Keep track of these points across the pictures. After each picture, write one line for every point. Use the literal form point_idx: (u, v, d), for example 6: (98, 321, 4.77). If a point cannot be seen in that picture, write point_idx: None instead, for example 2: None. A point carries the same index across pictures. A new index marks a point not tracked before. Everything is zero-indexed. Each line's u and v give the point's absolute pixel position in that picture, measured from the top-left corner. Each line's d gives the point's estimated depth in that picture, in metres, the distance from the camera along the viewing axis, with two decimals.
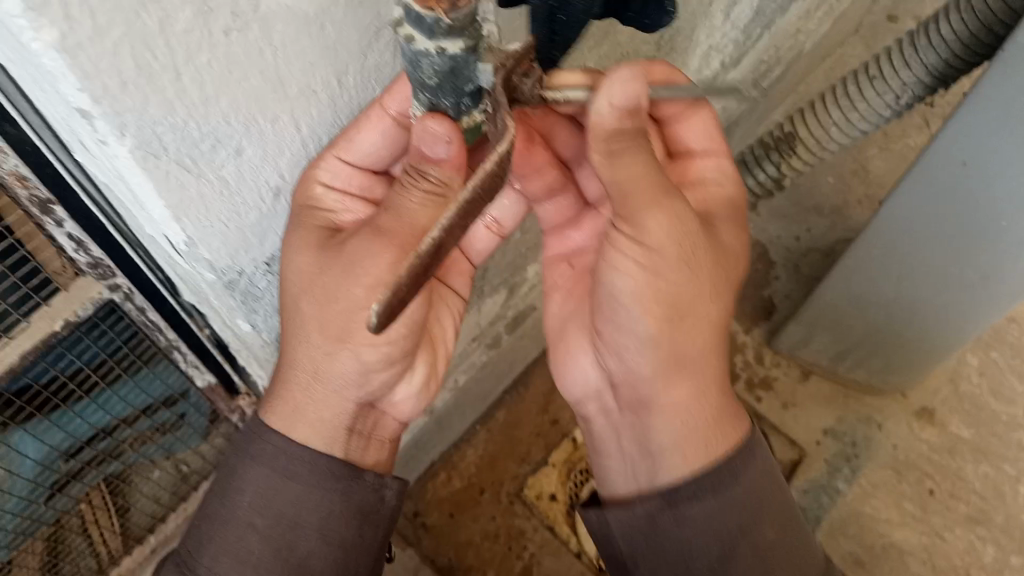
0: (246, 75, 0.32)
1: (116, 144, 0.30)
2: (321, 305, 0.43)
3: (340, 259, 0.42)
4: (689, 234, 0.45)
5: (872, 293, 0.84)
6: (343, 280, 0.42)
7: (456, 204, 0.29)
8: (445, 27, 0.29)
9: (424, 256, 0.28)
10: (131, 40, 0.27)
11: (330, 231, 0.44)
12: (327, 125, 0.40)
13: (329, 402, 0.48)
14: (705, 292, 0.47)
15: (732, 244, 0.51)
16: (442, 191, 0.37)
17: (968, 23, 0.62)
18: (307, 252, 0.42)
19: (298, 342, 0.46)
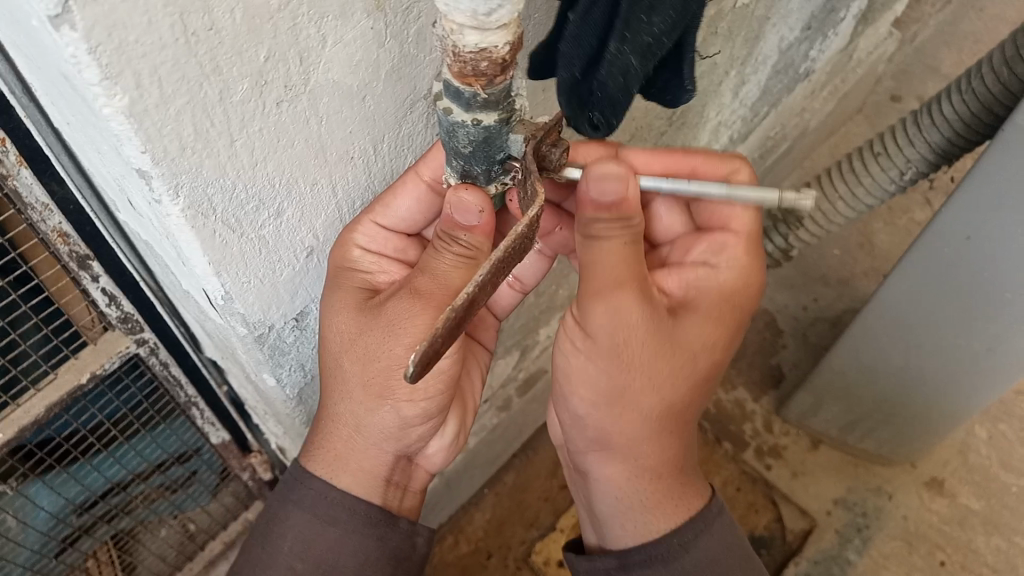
0: (291, 141, 0.34)
1: (169, 204, 0.32)
2: (363, 364, 0.45)
3: (378, 323, 0.44)
4: (639, 321, 0.44)
5: (880, 363, 0.85)
6: (383, 341, 0.44)
7: (491, 261, 0.31)
8: (481, 100, 0.31)
9: (458, 310, 0.29)
10: (192, 107, 0.29)
11: (367, 293, 0.46)
12: (362, 190, 0.42)
13: (369, 454, 0.49)
14: (659, 380, 0.46)
15: (709, 334, 0.47)
16: (475, 252, 0.39)
17: (969, 102, 0.65)
18: (345, 313, 0.45)
19: (339, 397, 0.47)
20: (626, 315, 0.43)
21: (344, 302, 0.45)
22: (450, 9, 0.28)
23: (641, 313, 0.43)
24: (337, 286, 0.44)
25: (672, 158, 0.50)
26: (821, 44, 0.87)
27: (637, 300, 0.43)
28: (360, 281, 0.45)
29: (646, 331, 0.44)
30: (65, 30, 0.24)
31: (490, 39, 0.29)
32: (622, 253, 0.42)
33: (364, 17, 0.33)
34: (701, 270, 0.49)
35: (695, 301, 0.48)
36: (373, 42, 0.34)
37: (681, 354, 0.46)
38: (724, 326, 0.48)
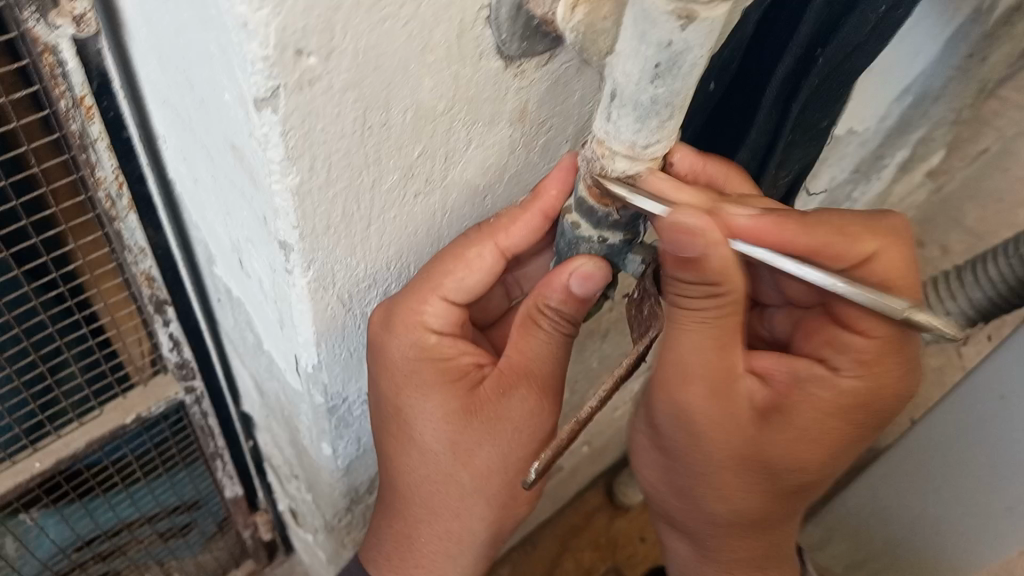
0: (414, 230, 0.35)
1: (298, 275, 0.33)
2: (468, 450, 0.42)
3: (485, 410, 0.41)
4: (723, 434, 0.39)
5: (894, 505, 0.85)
6: (495, 424, 0.41)
7: (608, 383, 0.33)
8: (612, 221, 0.33)
9: (580, 422, 0.32)
10: (347, 192, 0.31)
11: (455, 376, 0.41)
12: (421, 252, 0.37)
13: (471, 530, 0.45)
14: (734, 484, 0.42)
15: (805, 428, 0.41)
16: (571, 325, 0.38)
17: (1016, 268, 0.68)
18: (439, 396, 0.41)
19: (444, 483, 0.43)
20: (710, 431, 0.39)
21: (439, 392, 0.41)
22: (609, 136, 0.29)
23: (716, 418, 0.38)
24: (420, 372, 0.40)
25: (810, 225, 0.36)
26: (865, 186, 0.90)
27: (714, 410, 0.38)
28: (446, 362, 0.41)
29: (727, 444, 0.40)
30: (268, 111, 0.26)
31: (637, 168, 0.30)
32: (708, 336, 0.34)
33: (506, 126, 0.34)
34: (820, 368, 0.41)
35: (797, 408, 0.40)
36: (509, 149, 0.36)
37: (762, 463, 0.41)
38: (836, 437, 0.41)
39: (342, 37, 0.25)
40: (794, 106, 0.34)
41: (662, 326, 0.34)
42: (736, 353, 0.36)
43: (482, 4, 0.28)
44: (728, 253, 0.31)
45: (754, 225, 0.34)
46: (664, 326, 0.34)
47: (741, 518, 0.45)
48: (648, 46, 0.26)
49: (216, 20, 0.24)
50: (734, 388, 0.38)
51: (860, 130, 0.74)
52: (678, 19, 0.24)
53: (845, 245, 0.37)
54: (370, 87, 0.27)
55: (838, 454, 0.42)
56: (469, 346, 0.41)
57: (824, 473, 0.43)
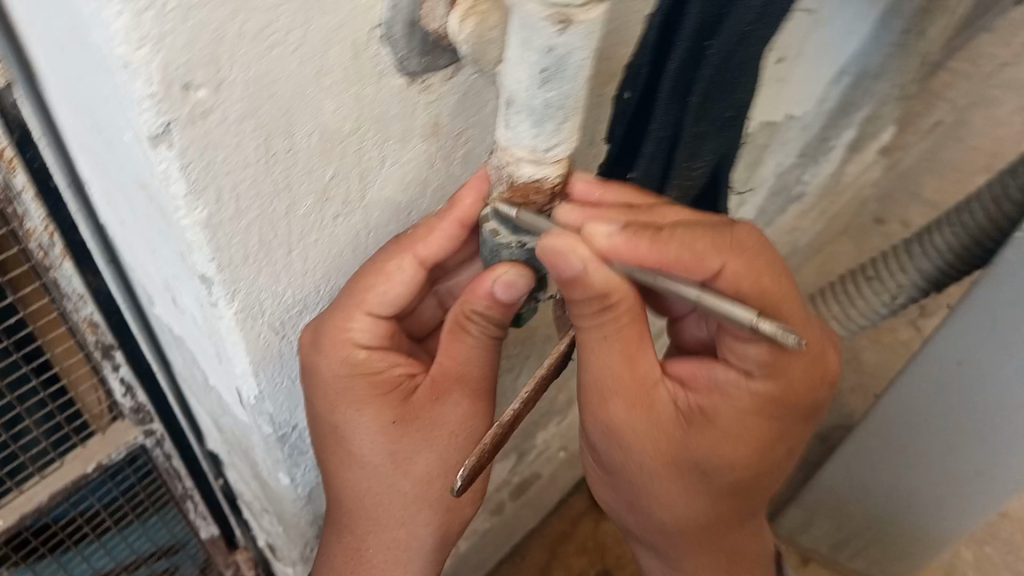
0: (340, 251, 0.36)
1: (224, 307, 0.33)
2: (404, 461, 0.42)
3: (421, 417, 0.41)
4: (648, 444, 0.40)
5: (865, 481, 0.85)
6: (428, 432, 0.41)
7: (529, 388, 0.34)
8: (528, 225, 0.33)
9: (503, 427, 0.32)
10: (261, 220, 0.31)
11: (391, 387, 0.41)
12: (345, 273, 0.37)
13: (416, 539, 0.45)
14: (673, 495, 0.42)
15: (737, 431, 0.39)
16: (499, 329, 0.38)
17: (959, 237, 0.69)
18: (372, 411, 0.41)
19: (383, 495, 0.43)
20: (634, 443, 0.40)
21: (370, 408, 0.40)
22: (511, 143, 0.30)
23: (641, 430, 0.39)
24: (354, 388, 0.40)
25: (679, 233, 0.34)
26: (814, 169, 0.92)
27: (636, 423, 0.39)
28: (376, 374, 0.40)
29: (653, 453, 0.40)
30: (164, 147, 0.26)
31: (544, 171, 0.31)
32: (614, 348, 0.36)
33: (420, 142, 0.35)
34: (731, 372, 0.38)
35: (720, 414, 0.39)
36: (428, 164, 0.36)
37: (698, 472, 0.41)
38: (764, 439, 0.40)
39: (230, 68, 0.26)
40: (693, 97, 0.34)
41: (583, 325, 0.34)
42: (646, 362, 0.38)
43: (373, 23, 0.29)
44: (608, 273, 0.33)
45: (622, 243, 0.32)
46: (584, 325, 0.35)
47: (694, 528, 0.45)
48: (533, 51, 0.26)
49: (104, 64, 0.25)
50: (654, 397, 0.39)
51: (799, 114, 0.76)
52: (554, 25, 0.25)
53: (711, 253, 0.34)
54: (269, 114, 0.28)
55: (771, 452, 0.41)
56: (401, 357, 0.41)
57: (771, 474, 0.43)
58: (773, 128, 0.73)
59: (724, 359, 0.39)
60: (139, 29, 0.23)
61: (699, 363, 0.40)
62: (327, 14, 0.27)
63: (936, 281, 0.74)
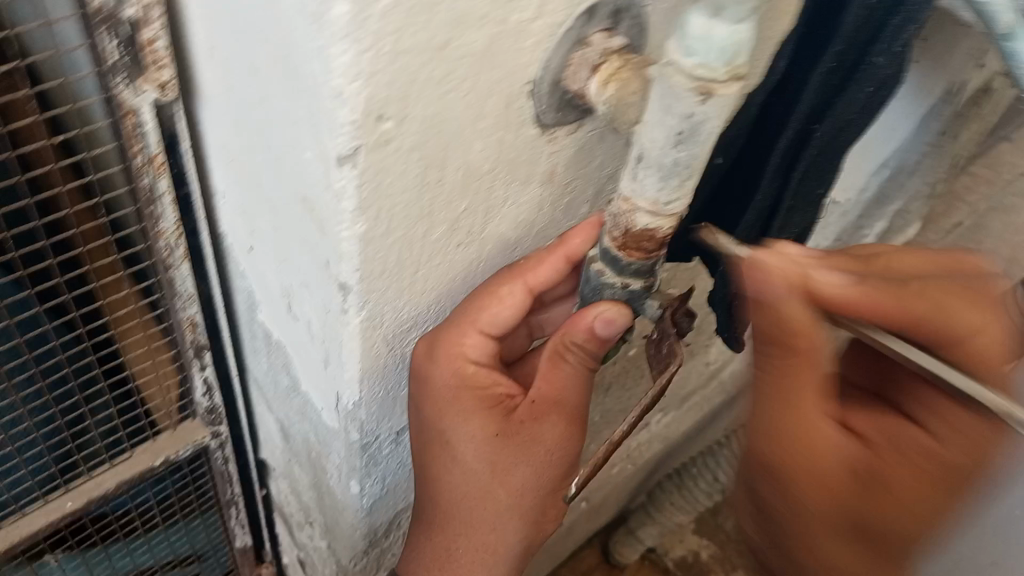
0: (455, 278, 0.40)
1: (354, 314, 0.36)
2: (497, 471, 0.44)
3: (520, 434, 0.44)
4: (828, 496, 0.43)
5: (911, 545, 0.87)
6: (524, 451, 0.44)
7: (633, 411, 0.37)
8: (634, 268, 0.37)
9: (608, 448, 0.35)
10: (403, 239, 0.35)
11: (493, 405, 0.44)
12: (458, 292, 0.41)
13: (499, 547, 0.47)
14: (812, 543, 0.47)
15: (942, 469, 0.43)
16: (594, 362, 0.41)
17: None
18: (473, 421, 0.43)
19: (474, 503, 0.45)
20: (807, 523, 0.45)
21: (475, 417, 0.43)
22: (635, 193, 0.34)
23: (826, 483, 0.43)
24: (461, 399, 0.43)
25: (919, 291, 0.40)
26: None
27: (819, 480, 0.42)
28: (481, 387, 0.43)
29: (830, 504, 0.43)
30: (349, 166, 0.30)
31: (659, 223, 0.35)
32: (789, 393, 0.39)
33: (538, 185, 0.39)
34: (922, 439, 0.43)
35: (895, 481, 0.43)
36: (540, 207, 0.40)
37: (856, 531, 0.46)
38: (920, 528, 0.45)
39: (415, 106, 0.30)
40: (796, 171, 0.38)
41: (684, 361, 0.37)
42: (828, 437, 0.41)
43: (526, 79, 0.33)
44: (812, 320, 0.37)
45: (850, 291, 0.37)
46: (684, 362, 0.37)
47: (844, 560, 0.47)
48: (673, 116, 0.30)
49: (313, 90, 0.28)
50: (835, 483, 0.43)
51: (841, 200, 0.82)
52: (698, 95, 0.29)
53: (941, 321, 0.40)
54: (433, 149, 0.32)
55: (929, 514, 0.45)
56: (502, 377, 0.44)
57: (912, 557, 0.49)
58: None
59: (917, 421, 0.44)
60: (361, 65, 0.27)
61: (886, 424, 0.44)
62: (496, 68, 0.31)
63: None
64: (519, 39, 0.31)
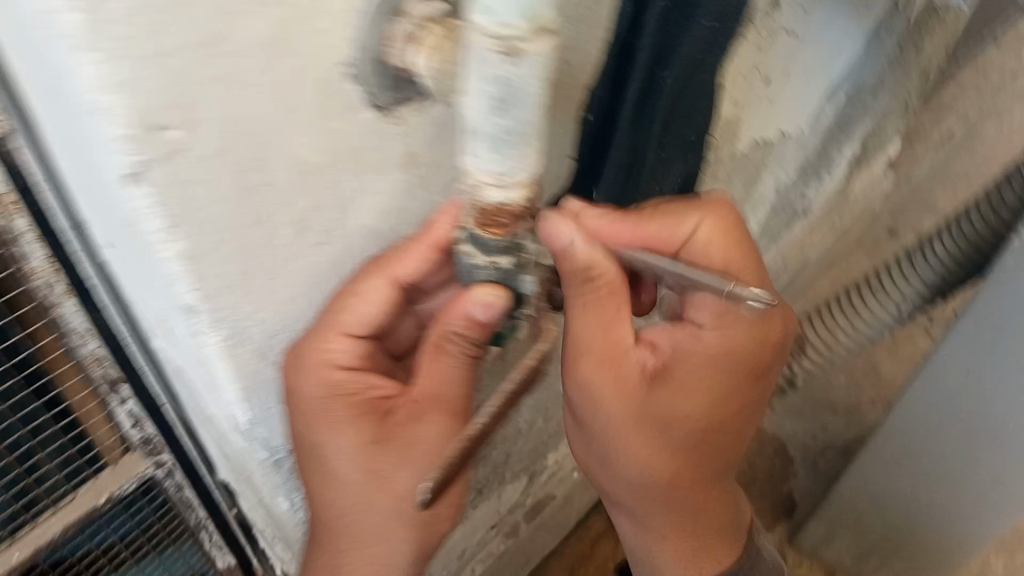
0: (324, 279, 0.38)
1: (210, 335, 0.34)
2: (375, 477, 0.42)
3: (398, 436, 0.42)
4: (618, 400, 0.44)
5: (901, 472, 0.85)
6: (402, 457, 0.42)
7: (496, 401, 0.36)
8: (500, 246, 0.34)
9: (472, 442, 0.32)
10: (241, 251, 0.32)
11: (373, 409, 0.42)
12: (324, 294, 0.38)
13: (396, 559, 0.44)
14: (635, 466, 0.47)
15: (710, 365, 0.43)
16: (476, 347, 0.38)
17: (960, 242, 0.73)
18: (348, 430, 0.42)
19: (361, 513, 0.43)
20: (633, 454, 0.45)
21: (350, 426, 0.41)
22: (475, 168, 0.31)
23: (617, 391, 0.44)
24: (334, 408, 0.41)
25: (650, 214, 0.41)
26: (816, 183, 0.99)
27: (613, 383, 0.43)
28: (352, 397, 0.42)
29: (624, 407, 0.44)
30: (140, 184, 0.27)
31: (510, 195, 0.32)
32: (593, 314, 0.41)
33: (399, 171, 0.36)
34: (693, 333, 0.44)
35: (685, 376, 0.44)
36: (408, 191, 0.38)
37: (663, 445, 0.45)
38: (720, 401, 0.45)
39: (203, 110, 0.27)
40: (649, 122, 0.36)
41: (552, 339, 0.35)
42: (621, 331, 0.43)
43: (335, 64, 0.30)
44: (595, 251, 0.37)
45: (600, 222, 0.38)
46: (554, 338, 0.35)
47: (669, 482, 0.47)
48: (488, 81, 0.27)
49: (77, 111, 0.26)
50: (647, 400, 0.44)
51: (795, 132, 0.80)
52: (505, 55, 0.26)
53: (668, 227, 0.42)
54: (242, 153, 0.29)
55: (720, 407, 0.45)
56: (379, 379, 0.42)
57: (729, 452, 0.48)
58: (768, 146, 0.75)
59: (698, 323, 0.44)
60: (111, 77, 0.24)
61: (674, 332, 0.45)
62: (295, 55, 0.28)
63: (941, 291, 0.77)
64: (313, 20, 0.28)
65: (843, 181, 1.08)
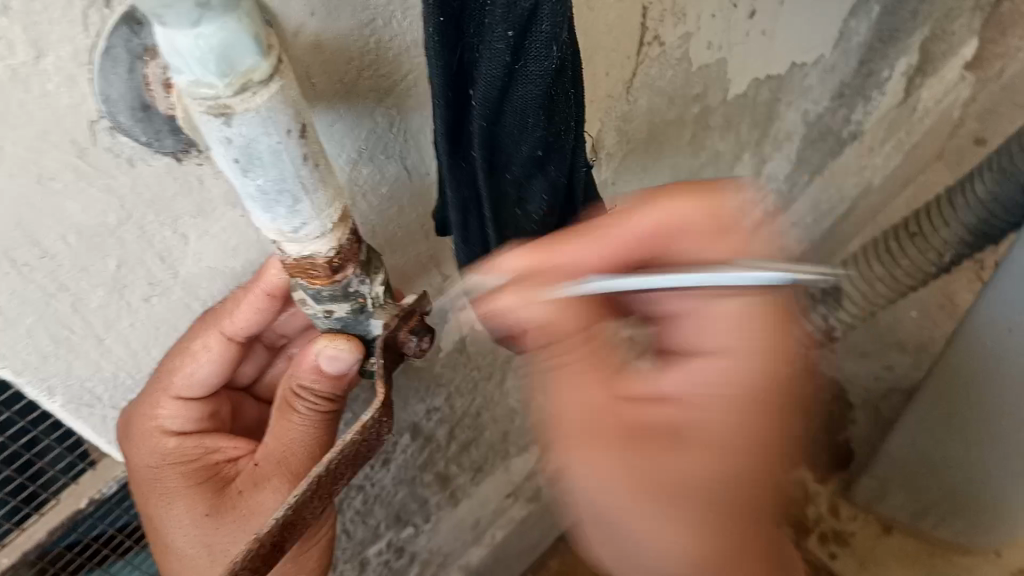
0: (173, 326, 0.36)
1: (49, 400, 0.33)
2: (208, 546, 0.41)
3: (236, 508, 0.41)
4: (619, 475, 0.33)
5: (955, 436, 0.77)
6: (239, 529, 0.41)
7: (314, 473, 0.29)
8: (328, 294, 0.31)
9: (265, 534, 0.28)
10: (44, 323, 0.30)
11: (216, 474, 0.42)
12: (173, 338, 0.36)
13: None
14: (673, 543, 0.33)
15: (750, 369, 0.33)
16: (328, 403, 0.38)
17: (999, 182, 0.63)
18: (183, 500, 0.41)
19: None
20: (664, 540, 0.33)
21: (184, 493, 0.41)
22: (259, 227, 0.28)
23: (615, 448, 0.33)
24: (167, 478, 0.41)
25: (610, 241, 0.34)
26: (865, 106, 0.91)
27: (616, 454, 0.33)
28: (194, 462, 0.42)
29: (625, 484, 0.33)
30: None
31: (313, 248, 0.28)
32: (582, 373, 0.33)
33: (229, 210, 0.33)
34: (693, 344, 0.34)
35: (692, 415, 0.33)
36: (249, 228, 0.35)
37: (687, 496, 0.33)
38: (735, 424, 0.33)
39: None
40: (473, 145, 0.30)
41: (382, 402, 0.30)
42: (602, 381, 0.33)
43: (89, 120, 0.27)
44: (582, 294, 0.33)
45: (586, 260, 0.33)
46: (384, 401, 0.30)
47: (715, 564, 0.34)
48: (217, 145, 0.24)
49: None
50: (656, 460, 0.33)
51: (814, 58, 0.72)
52: (217, 116, 0.23)
53: (674, 236, 0.34)
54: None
55: (757, 430, 0.33)
56: (226, 439, 0.43)
57: (774, 480, 0.34)
58: (777, 81, 0.68)
59: (701, 338, 0.34)
60: None
61: (679, 369, 0.34)
62: (20, 126, 0.25)
63: (988, 238, 0.68)
64: (30, 88, 0.25)
65: (903, 93, 0.98)
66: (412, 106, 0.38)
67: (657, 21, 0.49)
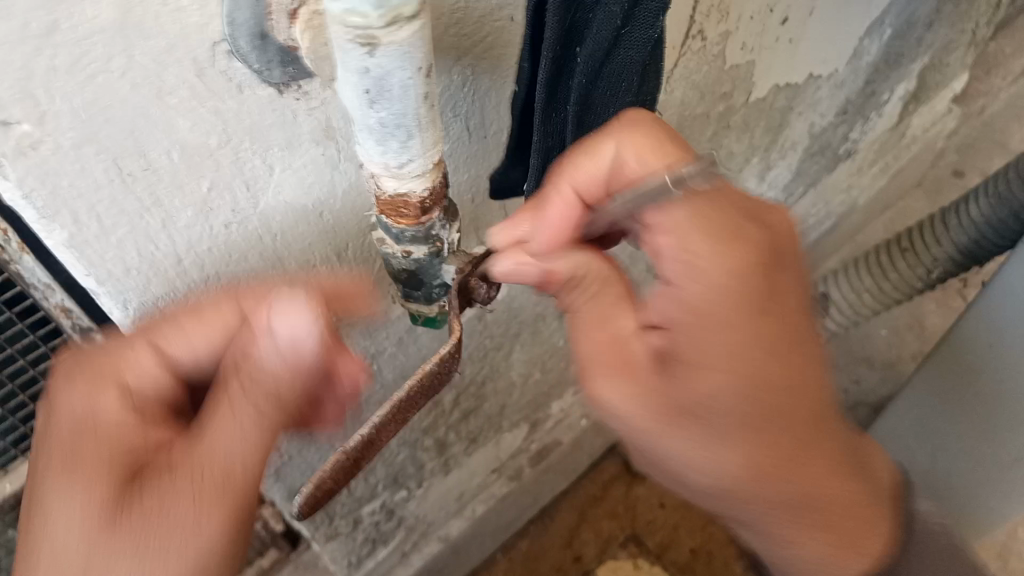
0: (243, 257, 0.37)
1: (121, 313, 0.35)
2: None
3: None
4: (635, 406, 0.37)
5: None
6: None
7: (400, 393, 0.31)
8: (410, 235, 0.32)
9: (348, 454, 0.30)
10: (132, 236, 0.32)
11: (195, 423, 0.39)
12: (243, 271, 0.37)
13: None
14: (689, 453, 0.38)
15: (712, 270, 0.37)
16: None
17: (992, 206, 0.67)
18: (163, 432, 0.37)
19: None
20: (683, 459, 0.38)
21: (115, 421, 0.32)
22: (365, 158, 0.29)
23: (629, 386, 0.37)
24: None
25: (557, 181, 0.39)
26: (863, 125, 0.94)
27: (633, 385, 0.37)
28: None
29: (645, 411, 0.37)
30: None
31: (409, 186, 0.30)
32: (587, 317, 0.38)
33: (312, 146, 0.34)
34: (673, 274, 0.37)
35: (686, 333, 0.37)
36: (328, 166, 0.36)
37: (691, 410, 0.37)
38: (751, 321, 0.37)
39: (51, 101, 0.26)
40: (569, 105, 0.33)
41: (460, 338, 0.32)
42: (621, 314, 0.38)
43: (218, 35, 0.28)
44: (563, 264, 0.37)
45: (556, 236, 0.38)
46: (461, 338, 0.32)
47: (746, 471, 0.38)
48: (352, 72, 0.25)
49: None
50: (657, 385, 0.37)
51: (828, 73, 0.75)
52: (363, 46, 0.24)
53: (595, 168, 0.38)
54: (110, 141, 0.28)
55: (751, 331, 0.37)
56: None
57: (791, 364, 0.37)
58: (794, 89, 0.71)
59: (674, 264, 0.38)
60: None
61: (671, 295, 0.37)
62: (152, 37, 0.26)
63: (977, 258, 0.72)
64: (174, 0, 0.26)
65: (897, 117, 1.02)
66: (487, 68, 0.39)
67: (704, 16, 0.51)
